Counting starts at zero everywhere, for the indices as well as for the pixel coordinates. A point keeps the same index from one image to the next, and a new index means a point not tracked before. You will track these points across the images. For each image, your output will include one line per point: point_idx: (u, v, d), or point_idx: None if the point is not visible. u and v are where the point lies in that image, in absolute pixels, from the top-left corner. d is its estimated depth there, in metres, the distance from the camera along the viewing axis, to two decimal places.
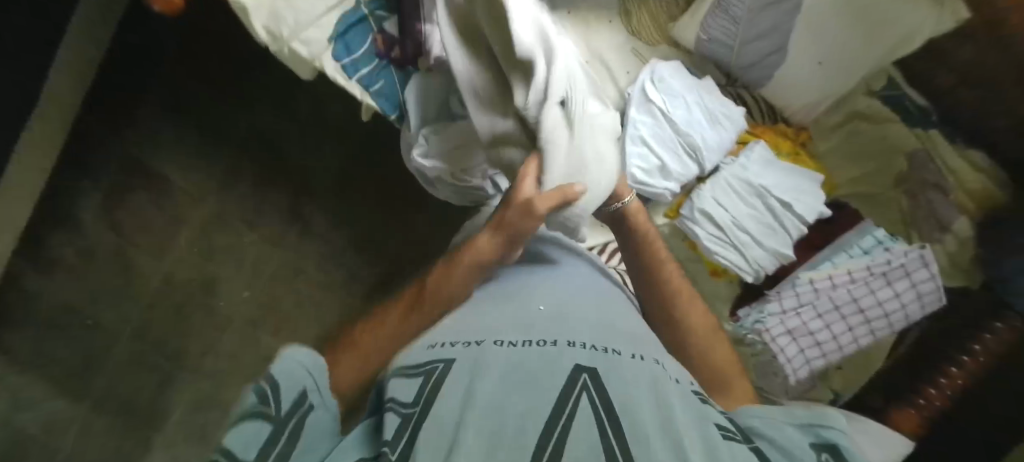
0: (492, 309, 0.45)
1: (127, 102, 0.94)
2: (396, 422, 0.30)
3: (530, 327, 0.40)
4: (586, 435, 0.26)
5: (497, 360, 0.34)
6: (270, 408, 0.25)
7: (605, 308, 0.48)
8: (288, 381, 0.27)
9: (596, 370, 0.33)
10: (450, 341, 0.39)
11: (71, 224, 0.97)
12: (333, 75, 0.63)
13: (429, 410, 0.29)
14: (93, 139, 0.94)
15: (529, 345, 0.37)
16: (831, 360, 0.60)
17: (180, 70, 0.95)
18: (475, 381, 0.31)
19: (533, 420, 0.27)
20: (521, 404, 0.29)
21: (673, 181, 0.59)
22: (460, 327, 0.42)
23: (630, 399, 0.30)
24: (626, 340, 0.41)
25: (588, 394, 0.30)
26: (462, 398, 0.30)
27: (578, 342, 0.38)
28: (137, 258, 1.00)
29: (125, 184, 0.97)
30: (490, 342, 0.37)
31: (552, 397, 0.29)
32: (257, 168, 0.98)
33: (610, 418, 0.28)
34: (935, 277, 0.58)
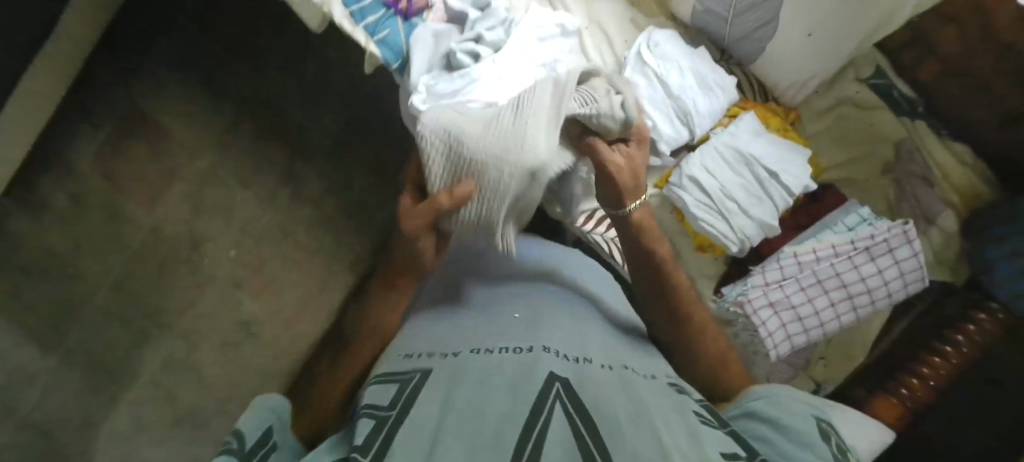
0: (477, 322, 0.46)
1: (136, 51, 0.96)
2: (372, 426, 0.30)
3: (508, 336, 0.41)
4: (558, 436, 0.26)
5: (472, 373, 0.35)
6: (237, 443, 0.31)
7: (580, 317, 0.48)
8: (255, 423, 0.34)
9: (570, 378, 0.33)
10: (427, 353, 0.42)
11: (66, 167, 0.97)
12: (340, 20, 0.64)
13: (404, 417, 0.30)
14: (98, 85, 0.95)
15: (504, 353, 0.38)
16: (812, 336, 0.61)
17: (192, 25, 0.97)
18: (451, 393, 0.32)
19: (509, 423, 0.27)
20: (492, 412, 0.29)
21: (663, 144, 0.61)
22: (442, 342, 0.44)
23: (603, 397, 0.30)
24: (601, 348, 0.41)
25: (562, 402, 0.29)
26: (436, 410, 0.30)
27: (554, 348, 0.38)
28: (126, 208, 1.00)
29: (123, 133, 0.97)
30: (467, 353, 0.39)
31: (527, 400, 0.29)
32: (257, 127, 0.99)
33: (583, 418, 0.28)
34: (918, 255, 0.58)
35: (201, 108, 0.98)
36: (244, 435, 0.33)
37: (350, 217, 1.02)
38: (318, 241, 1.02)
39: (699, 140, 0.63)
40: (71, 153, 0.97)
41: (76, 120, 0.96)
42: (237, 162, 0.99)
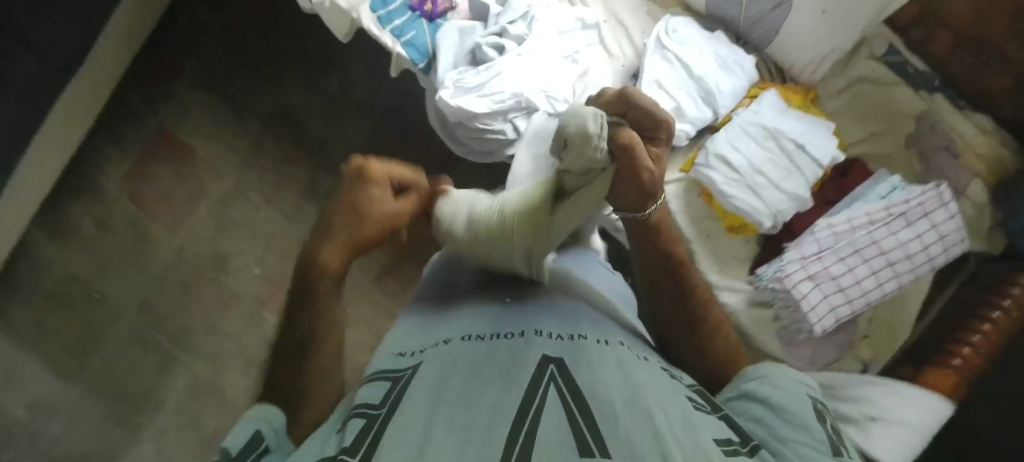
0: (463, 307, 0.42)
1: (164, 78, 1.00)
2: (361, 423, 0.26)
3: (498, 320, 0.38)
4: (556, 424, 0.22)
5: (467, 360, 0.31)
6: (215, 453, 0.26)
7: (586, 299, 0.44)
8: (237, 435, 0.28)
9: (562, 361, 0.30)
10: (413, 348, 0.36)
11: (96, 193, 1.00)
12: (368, 24, 0.67)
13: (394, 412, 0.26)
14: (130, 112, 1.00)
15: (497, 338, 0.34)
16: (856, 308, 0.60)
17: (217, 50, 1.01)
18: (437, 382, 0.28)
19: (498, 418, 0.23)
20: (488, 399, 0.25)
21: (687, 124, 0.61)
22: (424, 332, 0.39)
23: (599, 383, 0.27)
24: (596, 326, 0.37)
25: (556, 386, 0.26)
26: (425, 399, 0.26)
27: (546, 332, 0.35)
28: (152, 230, 1.01)
29: (152, 156, 1.01)
30: (458, 340, 0.35)
31: (524, 389, 0.26)
32: (280, 144, 1.01)
33: (575, 399, 0.25)
34: (954, 218, 0.59)
35: (225, 129, 1.01)
36: (229, 452, 0.27)
37: None
38: None
39: (722, 120, 0.64)
40: (102, 178, 1.00)
41: (107, 146, 1.00)
42: (260, 180, 1.01)
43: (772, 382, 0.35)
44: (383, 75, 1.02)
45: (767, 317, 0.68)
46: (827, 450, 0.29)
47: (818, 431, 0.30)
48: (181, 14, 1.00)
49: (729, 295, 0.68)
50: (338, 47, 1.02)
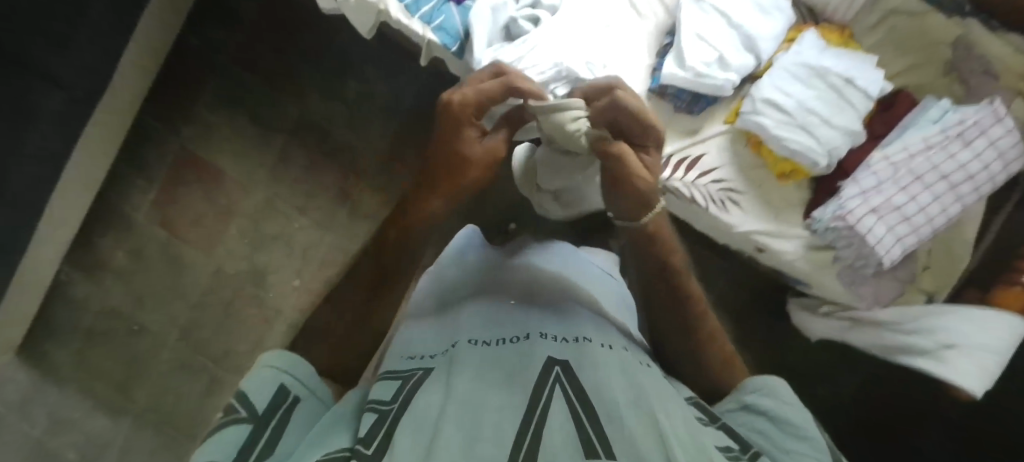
0: (470, 309, 0.47)
1: (184, 99, 1.00)
2: (374, 419, 0.31)
3: (501, 325, 0.43)
4: (560, 428, 0.28)
5: (471, 360, 0.36)
6: (248, 411, 0.31)
7: (575, 299, 0.49)
8: (261, 385, 0.33)
9: (568, 364, 0.35)
10: (424, 353, 0.41)
11: (125, 222, 1.00)
12: (397, 13, 0.66)
13: (406, 410, 0.31)
14: (152, 138, 1.00)
15: (504, 343, 0.39)
16: (921, 235, 0.61)
17: (235, 66, 1.01)
18: (444, 385, 0.33)
19: (510, 420, 0.29)
20: (493, 402, 0.31)
21: (732, 72, 0.61)
22: (433, 337, 0.44)
23: (599, 383, 0.32)
24: (596, 329, 0.43)
25: (560, 386, 0.32)
26: (441, 396, 0.32)
27: (550, 335, 0.40)
28: (186, 254, 1.00)
29: (179, 179, 1.01)
30: (466, 342, 0.40)
31: (527, 397, 0.31)
32: (305, 153, 1.01)
33: (583, 406, 0.30)
34: (1010, 131, 0.61)
35: (249, 144, 1.01)
36: (249, 399, 0.31)
37: None
38: None
39: (764, 67, 0.64)
40: (130, 207, 1.00)
41: (133, 175, 1.00)
42: (290, 191, 1.01)
43: (773, 393, 0.39)
44: (401, 72, 1.02)
45: (828, 260, 0.67)
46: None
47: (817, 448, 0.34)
48: (195, 33, 1.00)
49: (787, 242, 0.67)
50: (354, 50, 1.02)
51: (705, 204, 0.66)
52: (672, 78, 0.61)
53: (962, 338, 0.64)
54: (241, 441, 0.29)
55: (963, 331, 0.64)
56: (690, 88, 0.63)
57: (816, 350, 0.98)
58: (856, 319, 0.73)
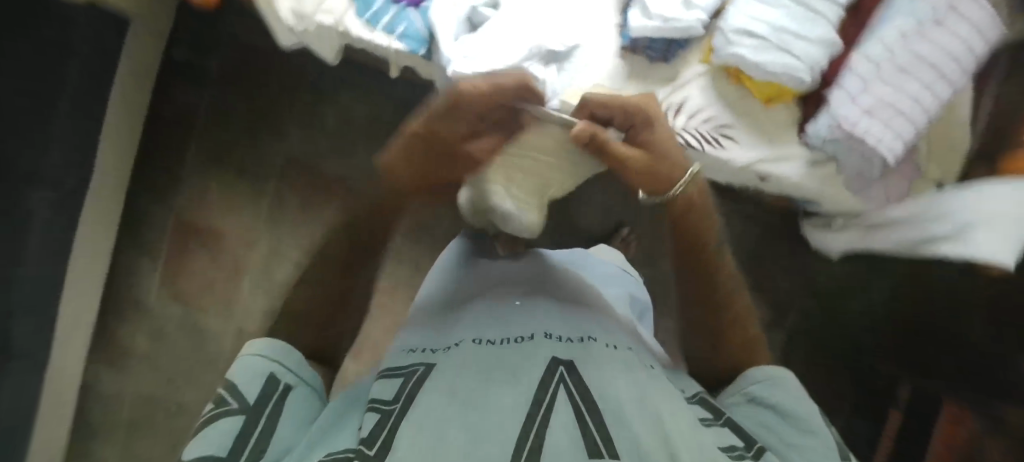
0: (473, 305, 0.51)
1: (167, 172, 1.01)
2: (379, 418, 0.35)
3: (508, 324, 0.45)
4: (565, 427, 0.32)
5: (472, 361, 0.39)
6: (238, 403, 0.35)
7: (579, 299, 0.52)
8: (250, 375, 0.37)
9: (573, 361, 0.39)
10: (426, 348, 0.45)
11: (141, 303, 1.02)
12: (359, 30, 0.67)
13: (407, 410, 0.34)
14: (148, 217, 1.02)
15: (508, 342, 0.42)
16: (918, 126, 0.62)
17: (209, 126, 1.00)
18: (447, 381, 0.37)
19: (511, 420, 0.32)
20: (502, 401, 0.34)
21: (699, 12, 0.63)
22: (436, 334, 0.48)
23: (604, 388, 0.36)
24: (600, 328, 0.46)
25: (565, 386, 0.36)
26: (447, 395, 0.35)
27: (555, 335, 0.43)
28: (205, 321, 1.01)
29: (183, 251, 1.02)
30: (469, 341, 0.43)
31: (532, 394, 0.35)
32: (298, 194, 1.00)
33: (587, 405, 0.34)
34: (983, 6, 0.59)
35: (242, 200, 1.01)
36: (237, 388, 0.36)
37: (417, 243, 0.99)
38: None
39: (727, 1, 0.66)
40: (144, 287, 1.02)
41: (139, 256, 1.02)
42: (292, 236, 1.00)
43: (773, 381, 0.43)
44: (375, 91, 0.99)
45: (834, 170, 0.69)
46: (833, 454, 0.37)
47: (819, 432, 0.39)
48: (164, 104, 1.00)
49: (789, 164, 0.68)
50: (322, 80, 1.00)
51: (697, 146, 0.66)
52: (641, 30, 0.63)
53: (981, 212, 0.64)
54: (237, 425, 0.34)
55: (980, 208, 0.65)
56: (661, 36, 0.64)
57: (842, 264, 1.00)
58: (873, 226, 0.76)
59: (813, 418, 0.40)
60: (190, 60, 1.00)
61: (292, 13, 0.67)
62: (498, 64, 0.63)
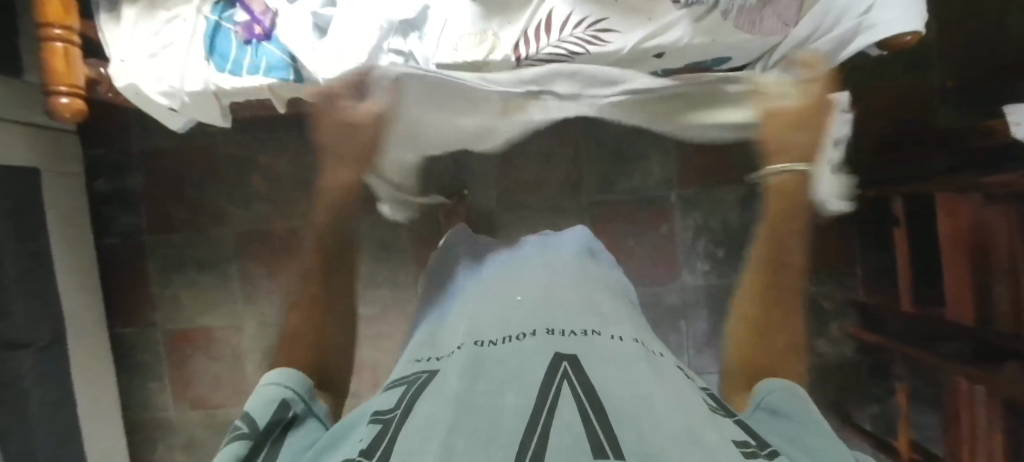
0: (474, 306, 0.48)
1: (136, 294, 1.03)
2: (379, 430, 0.31)
3: (509, 322, 0.42)
4: (568, 427, 0.27)
5: (473, 360, 0.36)
6: (249, 428, 0.36)
7: (581, 287, 0.50)
8: (265, 400, 0.38)
9: (576, 358, 0.35)
10: (430, 356, 0.42)
11: (162, 422, 1.05)
12: (229, 83, 0.69)
13: (407, 419, 0.31)
14: (136, 342, 1.04)
15: (509, 339, 0.39)
16: None
17: (157, 236, 1.02)
18: (449, 383, 0.33)
19: (517, 418, 0.28)
20: (506, 404, 0.30)
21: None
22: (441, 340, 0.45)
23: (606, 380, 0.32)
24: (599, 319, 0.44)
25: (569, 382, 0.32)
26: (450, 396, 0.31)
27: (555, 329, 0.40)
28: (226, 415, 1.03)
29: (180, 361, 1.04)
30: (472, 342, 0.40)
31: (534, 393, 0.31)
32: (262, 263, 1.02)
33: (591, 402, 0.29)
34: None
35: (214, 292, 1.02)
36: (252, 417, 0.37)
37: (385, 261, 0.99)
38: (379, 303, 1.00)
39: None
40: (160, 407, 1.05)
41: (144, 381, 1.05)
42: (270, 302, 1.02)
43: (790, 394, 0.39)
44: (285, 139, 0.99)
45: (719, 19, 0.68)
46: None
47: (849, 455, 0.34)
48: (109, 233, 1.03)
49: (672, 32, 0.68)
50: (235, 148, 1.00)
51: (582, 51, 0.68)
52: None
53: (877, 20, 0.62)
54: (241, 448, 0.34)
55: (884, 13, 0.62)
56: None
57: None
58: None
59: (832, 435, 0.36)
60: (114, 185, 1.02)
61: (162, 95, 0.70)
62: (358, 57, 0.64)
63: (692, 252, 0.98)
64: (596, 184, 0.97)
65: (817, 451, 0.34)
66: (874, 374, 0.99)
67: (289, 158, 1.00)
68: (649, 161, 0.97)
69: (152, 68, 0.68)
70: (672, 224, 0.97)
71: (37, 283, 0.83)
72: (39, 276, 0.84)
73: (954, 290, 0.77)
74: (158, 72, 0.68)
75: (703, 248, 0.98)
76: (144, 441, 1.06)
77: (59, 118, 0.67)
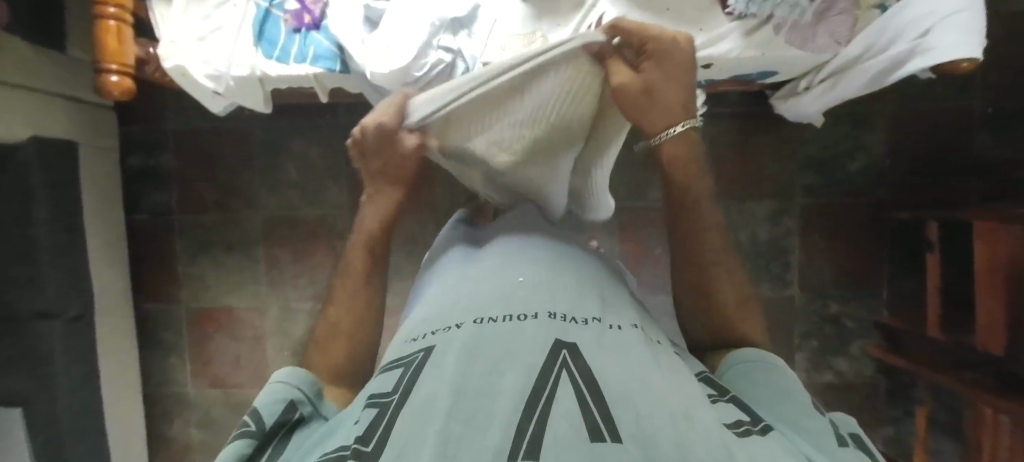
0: (469, 280, 0.42)
1: (161, 271, 1.04)
2: (374, 413, 0.28)
3: (508, 300, 0.36)
4: (565, 411, 0.24)
5: (470, 341, 0.31)
6: (256, 425, 0.33)
7: (585, 270, 0.43)
8: (273, 397, 0.35)
9: (577, 343, 0.30)
10: (424, 331, 0.37)
11: (180, 398, 1.06)
12: (275, 70, 0.69)
13: (403, 402, 0.28)
14: (158, 318, 1.05)
15: (509, 319, 0.33)
16: None
17: (186, 216, 1.03)
18: (444, 370, 0.29)
19: (511, 408, 0.25)
20: (502, 387, 0.26)
21: None
22: (437, 313, 0.39)
23: (608, 365, 0.29)
24: (601, 303, 0.38)
25: (569, 369, 0.28)
26: (444, 381, 0.27)
27: (559, 313, 0.34)
28: (244, 395, 1.05)
29: (201, 340, 1.05)
30: (469, 321, 0.34)
31: (533, 378, 0.27)
32: (289, 248, 1.02)
33: (590, 386, 0.26)
34: None
35: (238, 274, 1.03)
36: (258, 413, 0.34)
37: (411, 255, 1.00)
38: (402, 296, 1.00)
39: None
40: (179, 384, 1.06)
41: (165, 357, 1.06)
42: (294, 287, 1.03)
43: (766, 365, 0.37)
44: (319, 127, 1.00)
45: (771, 33, 0.67)
46: (831, 437, 0.29)
47: (821, 419, 0.31)
48: (139, 210, 1.04)
49: (721, 44, 0.68)
50: (269, 133, 1.00)
51: None
52: None
53: (938, 42, 0.60)
54: (248, 447, 0.31)
55: (950, 37, 0.59)
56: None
57: (829, 127, 0.97)
58: (833, 75, 0.72)
59: (809, 404, 0.33)
60: (146, 162, 1.03)
61: (208, 78, 0.70)
62: (410, 50, 0.65)
63: None
64: (627, 189, 0.97)
65: (780, 413, 0.31)
66: (892, 395, 0.99)
67: (322, 146, 1.00)
68: None
69: (201, 51, 0.68)
70: None
71: (71, 256, 0.84)
72: (73, 250, 0.84)
73: (984, 319, 0.74)
74: (206, 56, 0.68)
75: None
76: (162, 416, 1.07)
77: (108, 96, 0.67)
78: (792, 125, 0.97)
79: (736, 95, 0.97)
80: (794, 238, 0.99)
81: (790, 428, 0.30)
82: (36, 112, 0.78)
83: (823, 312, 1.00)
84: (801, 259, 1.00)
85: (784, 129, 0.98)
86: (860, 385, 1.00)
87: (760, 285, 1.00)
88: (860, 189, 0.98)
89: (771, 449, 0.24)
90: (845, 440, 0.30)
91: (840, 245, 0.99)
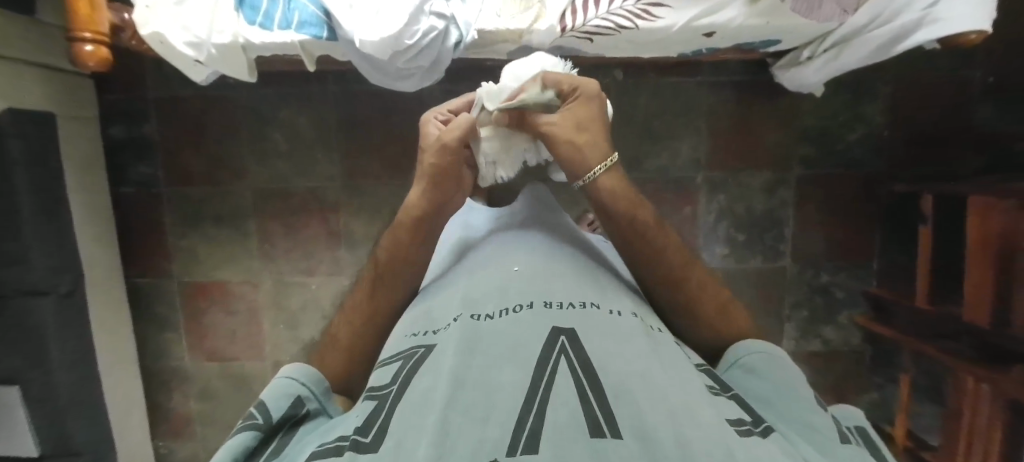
0: (465, 276, 0.42)
1: (151, 246, 1.03)
2: (373, 406, 0.28)
3: (506, 291, 0.37)
4: (564, 403, 0.24)
5: (470, 334, 0.31)
6: (262, 418, 0.33)
7: (579, 259, 0.43)
8: (278, 394, 0.35)
9: (575, 331, 0.31)
10: (422, 327, 0.37)
11: (177, 370, 1.07)
12: (259, 37, 0.67)
13: (404, 394, 0.28)
14: (150, 292, 1.05)
15: (507, 313, 0.33)
16: None
17: (174, 189, 1.01)
18: (444, 362, 0.29)
19: (512, 399, 0.24)
20: (501, 380, 0.26)
21: None
22: (437, 308, 0.39)
23: (607, 354, 0.28)
24: (597, 290, 0.38)
25: (567, 359, 0.28)
26: (443, 373, 0.27)
27: (556, 301, 0.35)
28: (242, 367, 1.06)
29: (196, 313, 1.05)
30: (467, 315, 0.34)
31: (531, 370, 0.27)
32: (281, 221, 1.01)
33: (590, 377, 0.26)
34: None
35: (231, 248, 1.02)
36: (266, 405, 0.34)
37: None
38: None
39: None
40: (176, 357, 1.06)
41: (160, 331, 1.06)
42: (287, 260, 1.02)
43: (769, 356, 0.37)
44: (307, 95, 0.96)
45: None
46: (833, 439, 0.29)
47: (825, 417, 0.31)
48: (123, 183, 1.01)
49: (727, 10, 0.65)
50: (255, 102, 0.97)
51: (630, 25, 0.66)
52: None
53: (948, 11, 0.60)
54: (254, 439, 0.31)
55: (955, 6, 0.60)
56: None
57: (829, 96, 0.95)
58: (837, 44, 0.70)
59: (815, 402, 0.33)
60: (128, 133, 0.99)
61: (189, 46, 0.66)
62: (400, 18, 0.61)
63: (711, 234, 1.00)
64: (625, 162, 0.98)
65: (784, 412, 0.32)
66: (873, 360, 1.03)
67: (309, 113, 0.97)
68: (679, 140, 0.98)
69: (179, 17, 0.64)
70: (694, 207, 0.99)
71: (57, 232, 0.82)
72: (59, 225, 0.82)
73: (970, 295, 0.75)
74: (184, 22, 0.64)
75: (723, 233, 1.00)
76: (160, 389, 1.08)
77: (85, 66, 0.64)
78: (793, 94, 0.95)
79: (737, 63, 0.95)
80: (790, 209, 0.99)
81: (794, 429, 0.30)
82: (6, 81, 0.73)
83: (815, 283, 1.02)
84: (796, 231, 1.00)
85: (784, 98, 0.96)
86: (847, 354, 1.03)
87: (754, 257, 1.01)
88: (859, 160, 0.97)
89: (773, 449, 0.24)
90: (848, 441, 0.30)
91: (835, 218, 0.99)
